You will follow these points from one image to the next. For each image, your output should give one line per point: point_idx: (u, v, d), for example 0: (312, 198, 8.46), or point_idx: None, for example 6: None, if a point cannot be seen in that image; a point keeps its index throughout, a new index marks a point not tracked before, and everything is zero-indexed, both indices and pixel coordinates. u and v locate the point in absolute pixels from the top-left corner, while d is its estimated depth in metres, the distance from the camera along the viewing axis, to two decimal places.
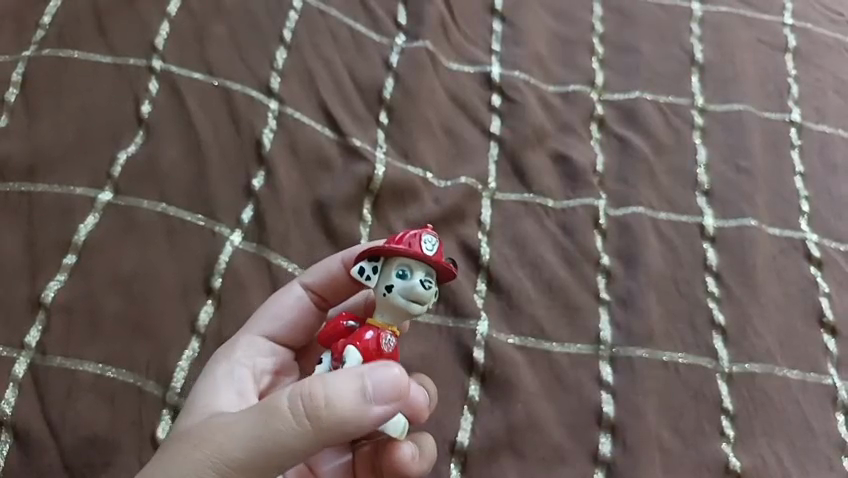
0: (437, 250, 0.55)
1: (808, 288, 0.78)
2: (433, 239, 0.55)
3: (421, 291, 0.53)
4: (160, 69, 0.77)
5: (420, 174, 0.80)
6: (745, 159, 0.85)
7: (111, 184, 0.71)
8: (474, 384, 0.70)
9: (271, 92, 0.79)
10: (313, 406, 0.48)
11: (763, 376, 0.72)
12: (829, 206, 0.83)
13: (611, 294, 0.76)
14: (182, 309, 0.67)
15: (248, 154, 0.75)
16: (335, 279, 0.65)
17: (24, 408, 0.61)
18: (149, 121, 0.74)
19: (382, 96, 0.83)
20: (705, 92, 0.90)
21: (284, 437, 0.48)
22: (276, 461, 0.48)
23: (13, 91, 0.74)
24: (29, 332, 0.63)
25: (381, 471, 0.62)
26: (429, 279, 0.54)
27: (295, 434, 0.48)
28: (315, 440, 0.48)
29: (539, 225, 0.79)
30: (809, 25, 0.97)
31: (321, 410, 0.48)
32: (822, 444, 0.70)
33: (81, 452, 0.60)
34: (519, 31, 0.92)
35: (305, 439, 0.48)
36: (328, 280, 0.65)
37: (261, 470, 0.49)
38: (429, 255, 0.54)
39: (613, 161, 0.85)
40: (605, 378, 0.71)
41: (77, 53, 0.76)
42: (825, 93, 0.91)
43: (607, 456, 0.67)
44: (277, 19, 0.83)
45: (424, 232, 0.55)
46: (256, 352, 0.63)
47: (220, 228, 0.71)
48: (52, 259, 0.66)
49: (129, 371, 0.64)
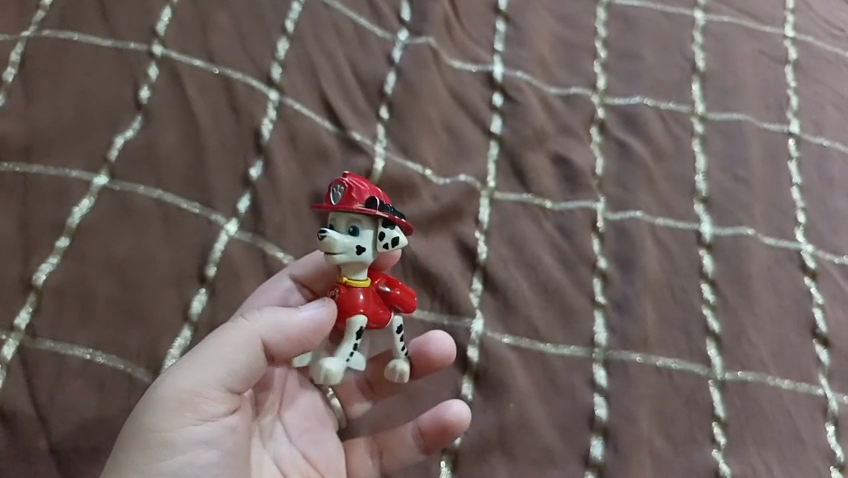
0: (344, 197, 0.54)
1: (802, 300, 0.78)
2: (340, 187, 0.55)
3: (336, 241, 0.54)
4: (161, 55, 0.76)
5: (419, 170, 0.80)
6: (742, 168, 0.85)
7: (107, 168, 0.70)
8: (468, 384, 0.70)
9: (272, 83, 0.78)
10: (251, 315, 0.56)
11: (754, 385, 0.72)
12: (824, 218, 0.84)
13: (607, 298, 0.76)
14: (175, 296, 0.66)
15: (246, 144, 0.74)
16: (321, 272, 0.66)
17: (11, 390, 0.59)
18: (148, 107, 0.73)
19: (383, 91, 0.83)
20: (705, 101, 0.91)
21: (231, 337, 0.54)
22: (224, 360, 0.54)
23: (11, 71, 0.73)
24: (19, 314, 0.62)
25: (382, 456, 0.65)
26: (348, 227, 0.55)
27: (237, 332, 0.55)
28: (254, 339, 0.55)
29: (537, 226, 0.79)
30: (809, 39, 0.98)
31: (260, 316, 0.56)
32: (812, 454, 0.70)
33: (68, 437, 0.59)
34: (522, 32, 0.93)
35: (244, 339, 0.55)
36: (316, 273, 0.66)
37: (211, 366, 0.53)
38: (336, 205, 0.54)
39: (612, 165, 0.85)
40: (598, 381, 0.71)
41: (77, 36, 0.75)
42: (824, 107, 0.92)
43: (598, 458, 0.67)
44: (281, 10, 0.82)
45: (338, 182, 0.56)
46: None
47: (216, 216, 0.70)
48: (45, 241, 0.65)
49: (119, 357, 0.63)
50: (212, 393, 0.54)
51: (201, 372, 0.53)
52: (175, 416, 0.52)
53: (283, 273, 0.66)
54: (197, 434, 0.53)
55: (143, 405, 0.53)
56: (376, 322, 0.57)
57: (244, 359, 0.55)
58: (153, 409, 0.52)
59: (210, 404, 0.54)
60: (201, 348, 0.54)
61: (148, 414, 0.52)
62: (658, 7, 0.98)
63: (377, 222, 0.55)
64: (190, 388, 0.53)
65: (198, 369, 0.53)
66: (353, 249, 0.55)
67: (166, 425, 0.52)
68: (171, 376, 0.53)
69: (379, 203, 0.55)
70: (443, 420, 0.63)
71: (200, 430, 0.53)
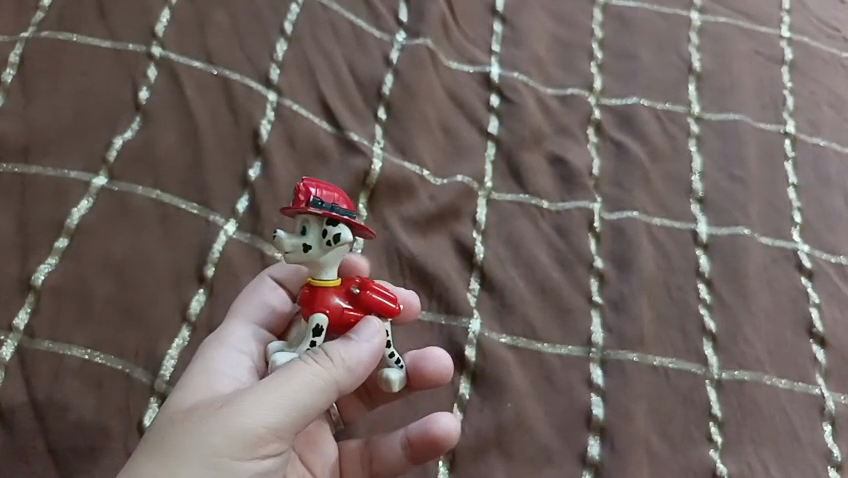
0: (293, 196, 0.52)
1: (798, 299, 0.78)
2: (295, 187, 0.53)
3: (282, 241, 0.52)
4: (159, 56, 0.76)
5: (417, 171, 0.80)
6: (739, 168, 0.86)
7: (106, 168, 0.70)
8: (465, 383, 0.70)
9: (271, 84, 0.78)
10: (333, 356, 0.52)
11: (751, 384, 0.72)
12: (821, 218, 0.84)
13: (603, 297, 0.76)
14: (173, 296, 0.67)
15: (244, 144, 0.75)
16: None
17: (10, 390, 0.60)
18: (146, 108, 0.74)
19: (381, 91, 0.83)
20: (701, 101, 0.91)
21: (310, 381, 0.52)
22: (298, 406, 0.52)
23: (10, 72, 0.73)
24: (18, 314, 0.63)
25: (372, 463, 0.65)
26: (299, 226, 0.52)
27: (315, 377, 0.52)
28: (330, 386, 0.52)
29: (533, 226, 0.80)
30: (805, 39, 0.98)
31: (341, 359, 0.53)
32: (808, 453, 0.70)
33: (66, 437, 0.59)
34: (519, 33, 0.93)
35: (320, 384, 0.52)
36: None
37: (286, 410, 0.51)
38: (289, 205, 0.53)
39: (609, 165, 0.85)
40: (595, 380, 0.71)
41: (76, 37, 0.76)
42: (820, 107, 0.92)
43: (595, 457, 0.67)
44: (279, 11, 0.83)
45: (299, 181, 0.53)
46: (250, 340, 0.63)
47: (214, 217, 0.71)
48: (44, 241, 0.66)
49: (118, 357, 0.63)
50: (281, 434, 0.52)
51: (271, 413, 0.51)
52: (243, 455, 0.51)
53: (264, 274, 0.66)
54: (254, 466, 0.52)
55: (214, 434, 0.50)
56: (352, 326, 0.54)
57: (317, 402, 0.52)
58: (223, 444, 0.50)
59: (272, 442, 0.52)
60: (274, 384, 0.51)
61: (218, 447, 0.50)
62: (654, 8, 0.99)
63: (328, 222, 0.52)
64: (263, 428, 0.51)
65: (275, 413, 0.51)
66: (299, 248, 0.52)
67: (231, 462, 0.51)
68: (248, 415, 0.51)
69: (332, 203, 0.52)
70: (430, 433, 0.63)
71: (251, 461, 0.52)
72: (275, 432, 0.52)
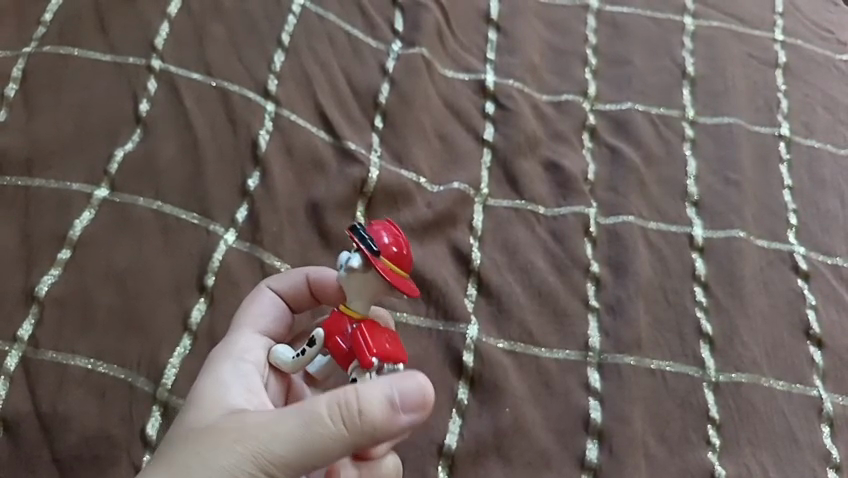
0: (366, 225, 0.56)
1: (795, 301, 0.79)
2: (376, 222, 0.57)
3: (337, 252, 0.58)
4: (159, 68, 0.77)
5: (414, 178, 0.81)
6: (734, 171, 0.86)
7: (107, 180, 0.71)
8: (463, 388, 0.71)
9: (269, 95, 0.79)
10: (365, 418, 0.51)
11: (748, 386, 0.73)
12: (816, 219, 0.84)
13: (600, 302, 0.77)
14: (174, 305, 0.68)
15: (244, 154, 0.76)
16: (295, 289, 0.67)
17: (15, 400, 0.61)
18: (147, 120, 0.75)
19: (377, 100, 0.84)
20: (696, 105, 0.92)
21: (330, 441, 0.51)
22: (314, 458, 0.51)
23: (13, 87, 0.75)
24: (22, 325, 0.64)
25: None
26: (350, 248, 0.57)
27: (331, 434, 0.50)
28: (347, 447, 0.51)
29: (530, 231, 0.80)
30: (799, 42, 0.99)
31: (368, 424, 0.51)
32: (807, 454, 0.70)
33: (70, 446, 0.60)
34: (514, 41, 0.94)
35: (339, 447, 0.51)
36: (294, 289, 0.67)
37: (299, 460, 0.51)
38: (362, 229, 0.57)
39: (604, 170, 0.86)
40: (593, 384, 0.72)
41: (77, 51, 0.77)
42: (814, 109, 0.93)
43: (594, 461, 0.68)
44: (276, 22, 0.84)
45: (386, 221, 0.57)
46: (255, 348, 0.63)
47: (215, 226, 0.72)
48: (47, 253, 0.67)
49: (120, 366, 0.64)
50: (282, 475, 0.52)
51: (286, 458, 0.51)
52: None
53: (263, 285, 0.67)
54: None
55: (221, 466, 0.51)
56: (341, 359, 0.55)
57: (331, 457, 0.51)
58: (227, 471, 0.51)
59: None
60: (301, 432, 0.51)
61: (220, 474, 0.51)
62: (648, 13, 1.00)
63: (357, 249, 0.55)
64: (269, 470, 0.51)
65: (288, 461, 0.51)
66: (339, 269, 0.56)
67: None
68: (261, 455, 0.51)
69: (367, 236, 0.54)
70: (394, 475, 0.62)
71: None
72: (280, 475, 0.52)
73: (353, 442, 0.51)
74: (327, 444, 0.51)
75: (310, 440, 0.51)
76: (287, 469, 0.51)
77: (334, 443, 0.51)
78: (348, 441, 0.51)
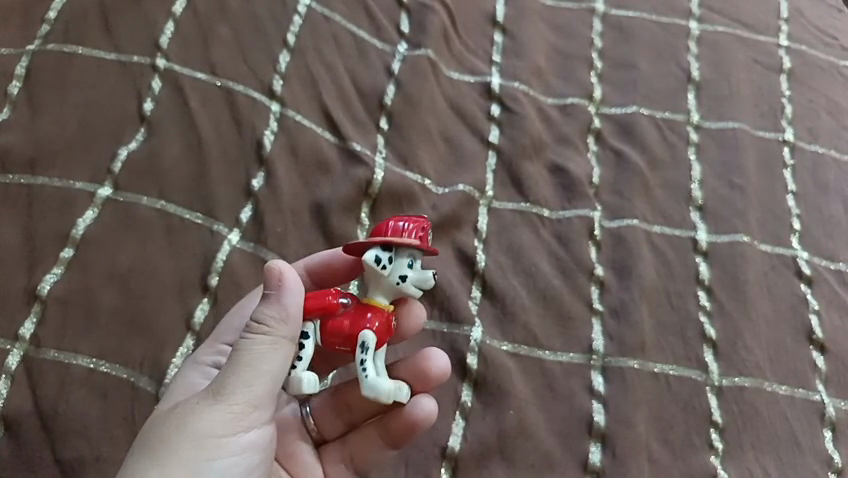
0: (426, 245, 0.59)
1: (798, 305, 0.79)
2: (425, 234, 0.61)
3: (428, 278, 0.57)
4: (163, 67, 0.77)
5: (418, 180, 0.81)
6: (738, 176, 0.86)
7: (111, 179, 0.71)
8: (466, 391, 0.70)
9: (274, 95, 0.79)
10: (268, 322, 0.54)
11: (752, 391, 0.73)
12: (820, 224, 0.84)
13: (604, 305, 0.76)
14: (178, 306, 0.67)
15: (248, 155, 0.76)
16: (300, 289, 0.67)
17: (17, 400, 0.61)
18: (151, 119, 0.75)
19: (382, 102, 0.84)
20: (700, 109, 0.92)
21: (259, 351, 0.53)
22: (263, 372, 0.53)
23: (16, 85, 0.74)
24: (24, 325, 0.63)
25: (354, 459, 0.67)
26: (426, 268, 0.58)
27: (255, 345, 0.53)
28: (277, 348, 0.53)
29: (534, 234, 0.80)
30: (803, 47, 0.99)
31: (276, 323, 0.54)
32: (809, 459, 0.70)
33: (72, 446, 0.60)
34: (519, 44, 0.94)
35: (269, 349, 0.53)
36: None
37: (252, 379, 0.53)
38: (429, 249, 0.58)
39: (608, 174, 0.86)
40: (596, 387, 0.72)
41: (81, 49, 0.77)
42: (818, 114, 0.93)
43: (597, 464, 0.68)
44: (282, 23, 0.84)
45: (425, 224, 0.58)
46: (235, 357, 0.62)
47: (219, 227, 0.71)
48: (50, 252, 0.66)
49: (123, 366, 0.64)
50: (254, 402, 0.54)
51: (241, 384, 0.53)
52: (225, 428, 0.53)
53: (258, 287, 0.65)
54: (243, 437, 0.55)
55: (190, 421, 0.53)
56: (326, 332, 0.56)
57: (276, 365, 0.54)
58: (200, 422, 0.53)
59: (252, 412, 0.54)
60: (237, 360, 0.53)
61: (197, 426, 0.53)
62: (653, 17, 1.00)
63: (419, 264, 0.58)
64: (235, 402, 0.53)
65: (243, 385, 0.53)
66: (394, 278, 0.56)
67: (215, 436, 0.53)
68: (218, 393, 0.53)
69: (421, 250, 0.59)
70: (401, 425, 0.64)
71: (240, 434, 0.55)
72: (250, 402, 0.54)
73: (282, 343, 0.54)
74: (275, 358, 0.53)
75: (255, 361, 0.53)
76: (254, 394, 0.53)
77: (268, 352, 0.53)
78: (279, 345, 0.54)
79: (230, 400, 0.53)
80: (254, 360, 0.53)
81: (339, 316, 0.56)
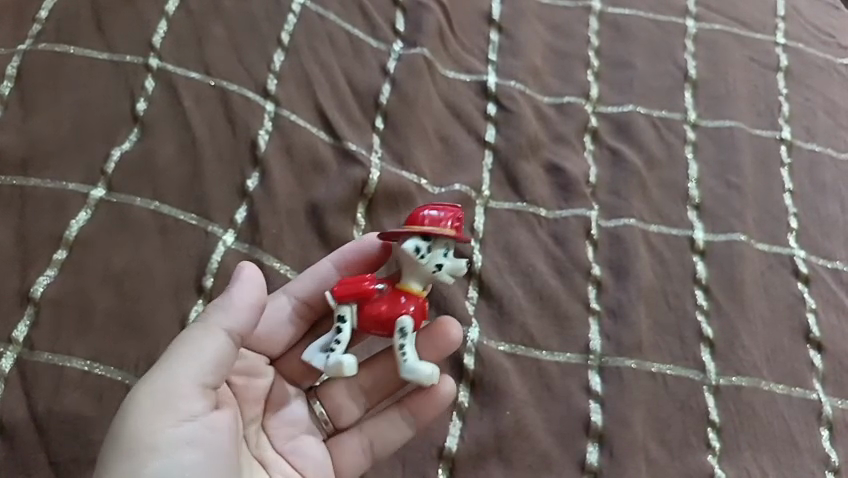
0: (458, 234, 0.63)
1: (795, 304, 0.78)
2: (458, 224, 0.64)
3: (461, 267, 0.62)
4: (157, 66, 0.76)
5: (414, 180, 0.80)
6: (735, 175, 0.86)
7: (104, 180, 0.70)
8: (464, 390, 0.70)
9: (268, 95, 0.79)
10: (211, 309, 0.58)
11: (749, 390, 0.72)
12: (817, 223, 0.84)
13: (601, 305, 0.76)
14: (173, 307, 0.67)
15: (243, 155, 0.75)
16: (324, 282, 0.68)
17: (10, 402, 0.60)
18: (144, 119, 0.74)
19: (378, 101, 0.84)
20: (697, 108, 0.92)
21: (188, 337, 0.56)
22: (190, 356, 0.55)
23: (8, 84, 0.73)
24: (17, 327, 0.63)
25: (371, 448, 0.66)
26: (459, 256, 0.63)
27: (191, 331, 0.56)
28: (208, 331, 0.56)
29: (531, 234, 0.80)
30: (800, 46, 0.99)
31: (217, 309, 0.58)
32: (806, 458, 0.70)
33: (67, 449, 0.59)
34: (515, 43, 0.94)
35: (200, 334, 0.56)
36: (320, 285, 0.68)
37: (180, 364, 0.55)
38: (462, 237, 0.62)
39: (605, 173, 0.86)
40: (593, 387, 0.71)
41: (74, 48, 0.76)
42: (815, 113, 0.93)
43: (594, 464, 0.68)
44: (276, 22, 0.83)
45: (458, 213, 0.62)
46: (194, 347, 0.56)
47: (213, 228, 0.71)
48: (43, 253, 0.66)
49: (117, 369, 0.63)
50: (180, 388, 0.55)
51: (169, 370, 0.55)
52: (156, 419, 0.54)
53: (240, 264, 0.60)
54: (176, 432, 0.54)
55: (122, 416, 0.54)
56: (363, 316, 0.61)
57: (204, 346, 0.56)
58: (131, 415, 0.54)
59: (182, 400, 0.55)
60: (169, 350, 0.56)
61: (126, 419, 0.54)
62: (650, 16, 0.99)
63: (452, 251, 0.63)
64: (159, 386, 0.54)
65: (170, 370, 0.55)
66: (431, 266, 0.61)
67: (147, 429, 0.53)
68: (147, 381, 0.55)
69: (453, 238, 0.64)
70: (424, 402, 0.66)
71: (175, 427, 0.54)
72: (176, 387, 0.55)
73: (216, 327, 0.57)
74: (205, 341, 0.56)
75: (185, 345, 0.56)
76: (181, 378, 0.55)
77: (196, 337, 0.56)
78: (211, 329, 0.57)
79: (158, 385, 0.54)
80: (181, 345, 0.56)
81: (377, 306, 0.61)
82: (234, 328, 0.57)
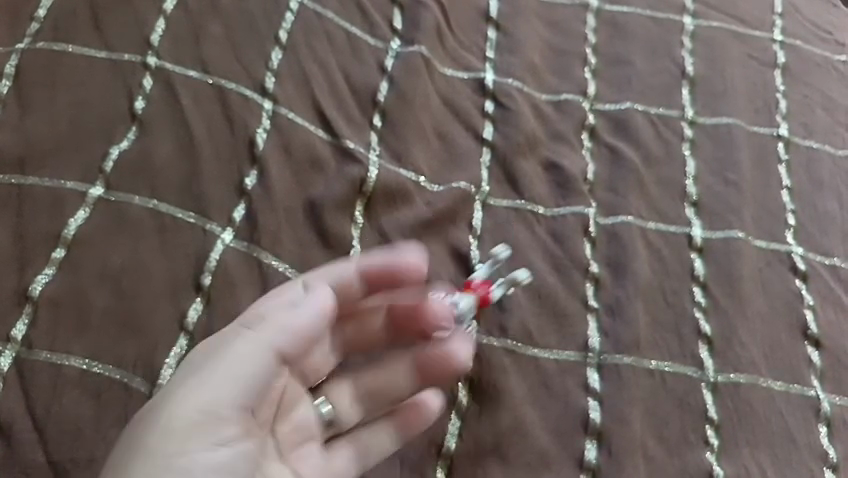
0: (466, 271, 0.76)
1: (792, 301, 0.78)
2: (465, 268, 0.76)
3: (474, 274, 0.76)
4: (154, 65, 0.76)
5: (413, 178, 0.80)
6: (733, 172, 0.86)
7: (102, 178, 0.70)
8: (462, 389, 0.70)
9: (266, 93, 0.79)
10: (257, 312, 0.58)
11: (747, 387, 0.73)
12: (815, 220, 0.84)
13: (600, 302, 0.76)
14: (171, 306, 0.67)
15: (241, 153, 0.75)
16: (346, 287, 0.64)
17: (9, 401, 0.60)
18: (142, 117, 0.74)
19: (376, 99, 0.84)
20: (694, 105, 0.92)
21: (235, 347, 0.56)
22: (235, 376, 0.55)
23: (6, 84, 0.73)
24: (15, 326, 0.63)
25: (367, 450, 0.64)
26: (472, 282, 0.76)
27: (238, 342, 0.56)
28: (261, 347, 0.57)
29: (529, 231, 0.80)
30: (798, 43, 0.99)
31: (270, 316, 0.58)
32: (803, 455, 0.70)
33: (66, 448, 0.59)
34: (513, 40, 0.94)
35: (246, 347, 0.56)
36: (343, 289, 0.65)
37: (222, 382, 0.55)
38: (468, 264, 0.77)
39: (603, 170, 0.86)
40: (592, 384, 0.71)
41: (71, 47, 0.76)
42: (813, 110, 0.93)
43: (592, 461, 0.68)
44: (274, 20, 0.83)
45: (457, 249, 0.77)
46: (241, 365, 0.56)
47: (212, 226, 0.71)
48: (41, 252, 0.66)
49: (116, 367, 0.63)
50: (220, 410, 0.54)
51: (212, 389, 0.54)
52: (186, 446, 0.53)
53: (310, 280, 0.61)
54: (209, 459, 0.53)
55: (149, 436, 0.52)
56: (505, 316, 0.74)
57: (248, 361, 0.56)
58: (152, 444, 0.52)
59: (220, 422, 0.54)
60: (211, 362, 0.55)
61: (148, 440, 0.52)
62: (648, 13, 1.00)
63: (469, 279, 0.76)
64: (199, 406, 0.54)
65: (209, 384, 0.54)
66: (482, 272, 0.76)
67: (172, 455, 0.52)
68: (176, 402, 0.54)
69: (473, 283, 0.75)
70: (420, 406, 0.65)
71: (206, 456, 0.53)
72: (212, 407, 0.54)
73: (255, 337, 0.57)
74: (245, 349, 0.56)
75: (227, 358, 0.55)
76: (229, 393, 0.55)
77: (241, 351, 0.56)
78: (263, 346, 0.57)
79: (194, 412, 0.53)
80: (227, 359, 0.55)
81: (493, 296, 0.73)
82: (279, 345, 0.58)
